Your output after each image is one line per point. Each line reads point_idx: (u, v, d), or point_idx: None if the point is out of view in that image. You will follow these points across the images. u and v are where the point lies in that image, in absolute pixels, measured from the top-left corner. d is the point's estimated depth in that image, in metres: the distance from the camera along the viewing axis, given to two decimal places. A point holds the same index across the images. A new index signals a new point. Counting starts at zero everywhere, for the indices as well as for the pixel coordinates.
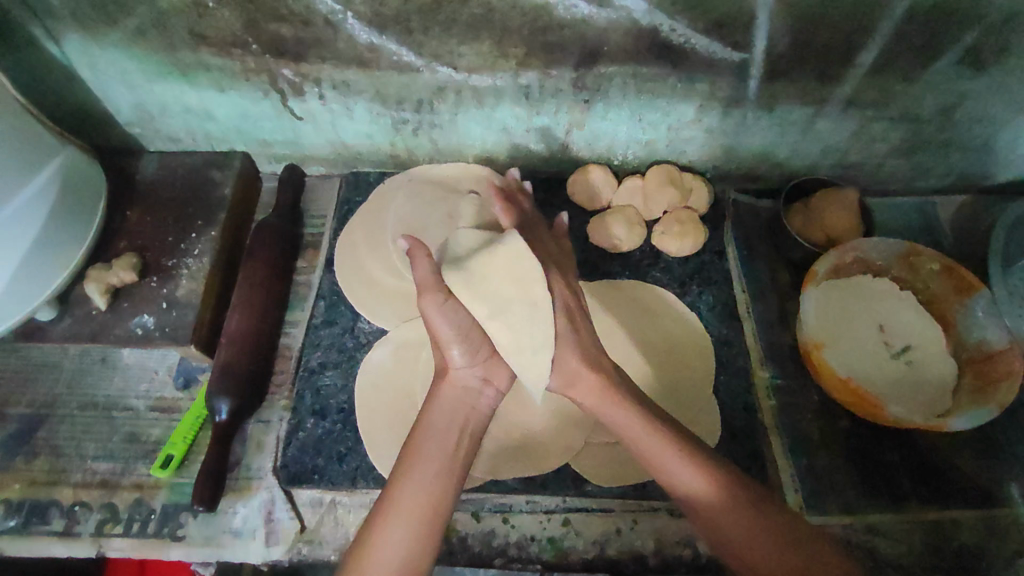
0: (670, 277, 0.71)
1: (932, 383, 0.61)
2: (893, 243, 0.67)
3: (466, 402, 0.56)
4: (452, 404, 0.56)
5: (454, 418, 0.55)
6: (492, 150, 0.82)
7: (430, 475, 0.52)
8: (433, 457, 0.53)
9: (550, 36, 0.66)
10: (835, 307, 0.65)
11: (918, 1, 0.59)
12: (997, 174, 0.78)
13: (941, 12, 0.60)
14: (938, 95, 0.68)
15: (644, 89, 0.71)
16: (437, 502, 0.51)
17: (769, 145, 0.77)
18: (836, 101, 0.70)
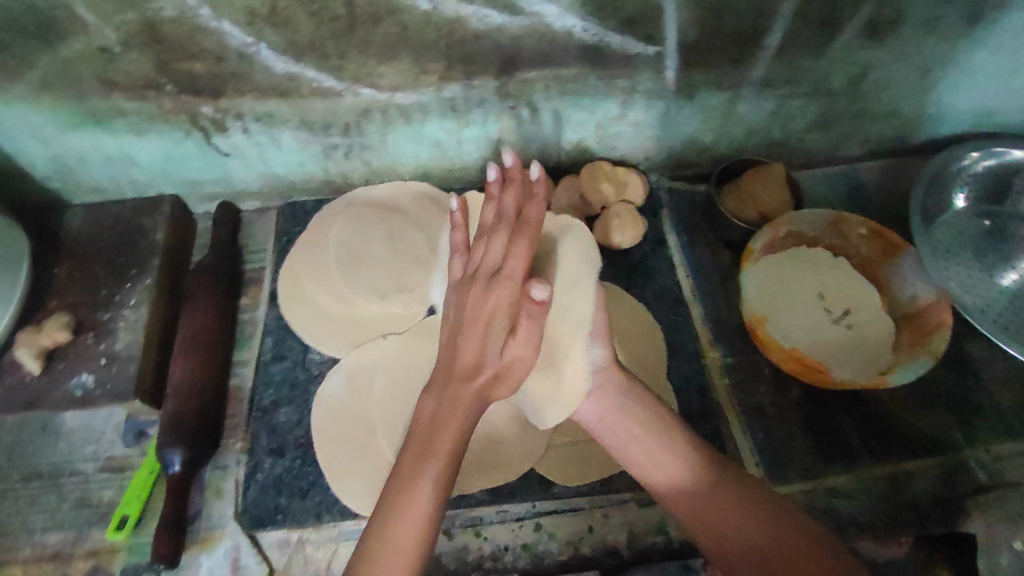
0: (614, 271, 0.78)
1: (873, 340, 0.72)
2: (823, 214, 0.79)
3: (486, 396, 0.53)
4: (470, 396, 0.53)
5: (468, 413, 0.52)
6: (427, 166, 0.82)
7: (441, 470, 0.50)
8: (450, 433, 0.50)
9: (468, 47, 0.66)
10: (777, 283, 0.76)
11: None
12: (903, 138, 0.90)
13: None
14: (843, 68, 0.77)
15: (567, 89, 0.73)
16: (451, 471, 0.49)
17: (695, 134, 0.83)
18: (751, 84, 0.77)
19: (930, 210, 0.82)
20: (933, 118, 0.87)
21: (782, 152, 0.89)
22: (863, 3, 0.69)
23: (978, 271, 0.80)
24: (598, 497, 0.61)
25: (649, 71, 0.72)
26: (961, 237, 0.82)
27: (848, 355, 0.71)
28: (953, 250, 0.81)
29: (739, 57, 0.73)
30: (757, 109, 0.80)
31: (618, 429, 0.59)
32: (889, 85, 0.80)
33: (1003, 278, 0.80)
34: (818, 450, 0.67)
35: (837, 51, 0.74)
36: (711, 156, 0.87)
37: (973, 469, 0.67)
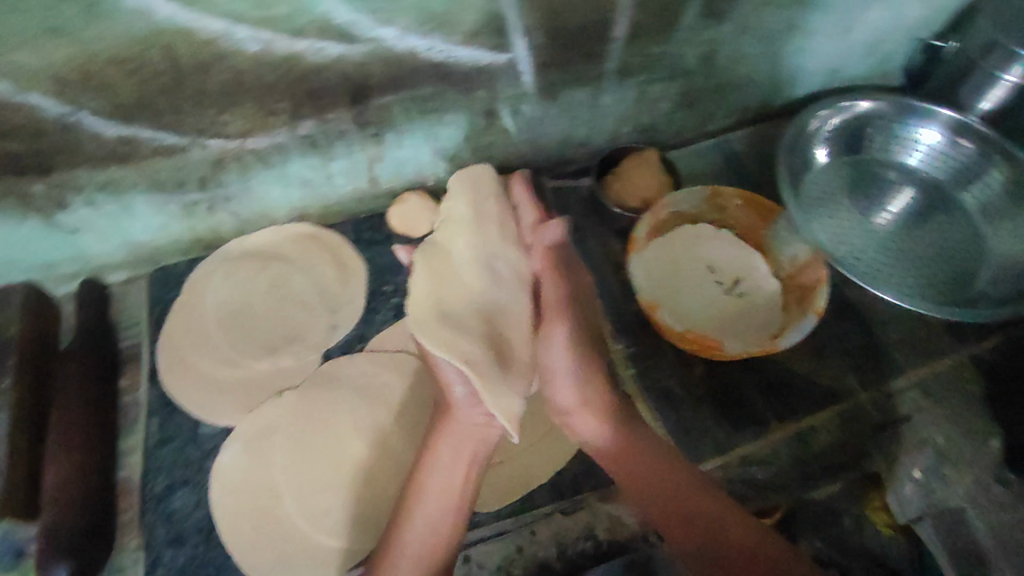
0: None
1: (762, 305, 0.75)
2: (700, 191, 0.81)
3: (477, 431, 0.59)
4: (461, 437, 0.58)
5: (456, 457, 0.57)
6: (302, 207, 0.79)
7: (444, 499, 0.55)
8: (438, 479, 0.56)
9: (313, 81, 0.63)
10: (665, 265, 0.77)
11: None
12: (763, 103, 0.94)
13: None
14: (693, 48, 0.79)
15: (428, 107, 0.72)
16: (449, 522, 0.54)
17: (567, 131, 0.83)
18: (609, 76, 0.78)
19: (796, 166, 0.86)
20: (785, 82, 0.92)
21: (656, 135, 0.91)
22: None
23: (850, 219, 0.86)
24: (523, 514, 0.61)
25: (507, 79, 0.72)
26: (831, 189, 0.88)
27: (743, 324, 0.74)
28: (825, 202, 0.87)
29: (592, 52, 0.73)
30: (621, 99, 0.82)
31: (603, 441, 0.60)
32: (739, 56, 0.84)
33: (873, 221, 0.86)
34: (729, 424, 0.69)
35: (685, 33, 0.76)
36: (588, 149, 0.88)
37: (866, 410, 0.71)
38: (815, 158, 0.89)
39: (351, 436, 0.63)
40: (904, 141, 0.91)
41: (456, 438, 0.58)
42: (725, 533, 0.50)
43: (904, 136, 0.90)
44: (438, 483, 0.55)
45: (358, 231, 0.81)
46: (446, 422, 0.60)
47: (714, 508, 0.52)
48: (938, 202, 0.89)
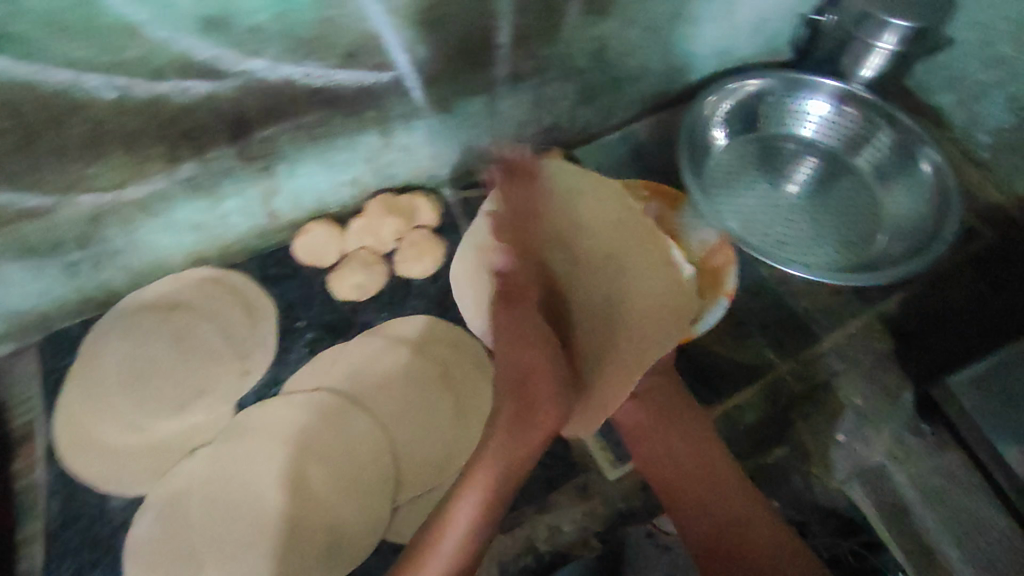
0: (427, 300, 0.75)
1: None
2: None
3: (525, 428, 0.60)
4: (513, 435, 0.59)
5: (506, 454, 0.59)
6: (199, 251, 0.75)
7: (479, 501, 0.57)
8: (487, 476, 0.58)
9: (184, 122, 0.60)
10: None
11: None
12: (660, 90, 0.95)
13: None
14: (582, 45, 0.79)
15: (316, 134, 0.69)
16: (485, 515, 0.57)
17: (468, 141, 0.82)
18: (502, 82, 0.77)
19: (696, 147, 0.87)
20: (678, 68, 0.93)
21: (560, 134, 0.91)
22: None
23: (752, 197, 0.88)
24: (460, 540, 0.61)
25: (395, 97, 0.70)
26: (733, 169, 0.91)
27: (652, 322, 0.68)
28: (727, 183, 0.89)
29: (479, 61, 0.72)
30: (518, 104, 0.81)
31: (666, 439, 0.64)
32: (629, 49, 0.84)
33: (775, 195, 0.89)
34: None
35: (572, 31, 0.76)
36: (493, 156, 0.87)
37: (789, 381, 0.73)
38: (713, 142, 0.91)
39: (269, 487, 0.61)
40: (796, 114, 0.94)
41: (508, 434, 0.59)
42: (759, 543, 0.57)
43: (794, 109, 0.94)
44: (502, 464, 0.58)
45: (264, 268, 0.78)
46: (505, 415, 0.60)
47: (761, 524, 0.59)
48: (835, 169, 0.92)
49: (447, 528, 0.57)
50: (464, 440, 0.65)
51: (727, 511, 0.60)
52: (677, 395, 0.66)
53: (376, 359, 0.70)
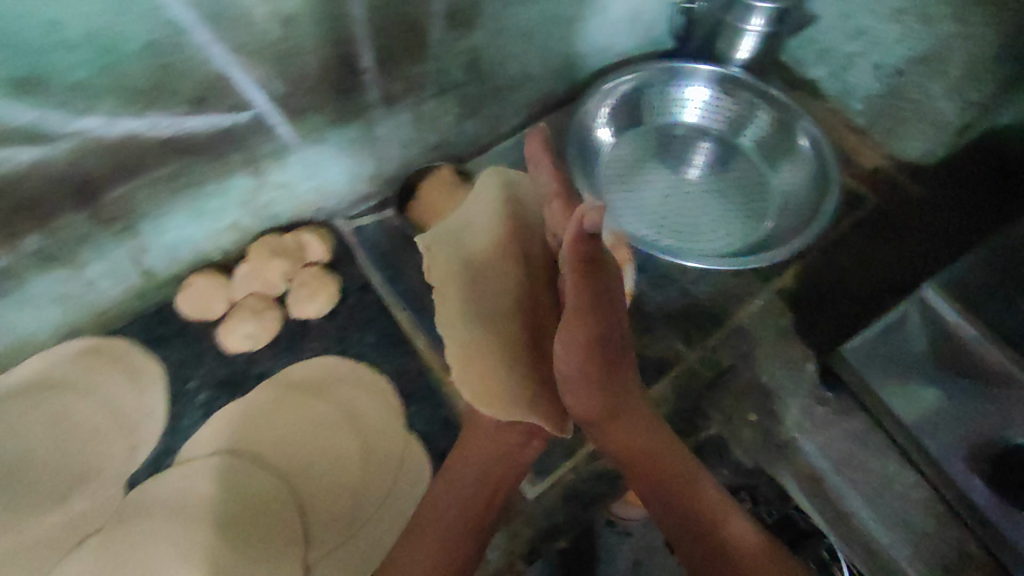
0: (326, 340, 0.74)
1: None
2: None
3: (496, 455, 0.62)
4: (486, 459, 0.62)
5: (477, 479, 0.62)
6: (69, 323, 0.69)
7: (440, 528, 0.59)
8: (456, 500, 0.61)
9: (19, 194, 0.55)
10: None
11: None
12: (547, 91, 0.95)
13: None
14: (455, 59, 0.77)
15: (177, 185, 0.65)
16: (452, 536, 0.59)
17: (353, 168, 0.80)
18: (376, 106, 0.74)
19: (581, 149, 0.88)
20: (561, 69, 0.93)
21: (451, 148, 0.90)
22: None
23: (646, 191, 0.89)
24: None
25: (260, 136, 0.67)
26: (626, 165, 0.92)
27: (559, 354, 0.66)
28: (623, 180, 0.90)
29: (346, 89, 0.69)
30: (398, 125, 0.79)
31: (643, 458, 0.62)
32: (506, 56, 0.83)
33: (670, 186, 0.90)
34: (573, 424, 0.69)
35: (441, 46, 0.73)
36: (381, 179, 0.84)
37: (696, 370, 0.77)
38: (601, 142, 0.92)
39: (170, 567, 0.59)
40: (678, 102, 0.95)
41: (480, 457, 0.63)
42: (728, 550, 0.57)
43: (675, 98, 0.95)
44: (474, 469, 0.62)
45: (148, 329, 0.73)
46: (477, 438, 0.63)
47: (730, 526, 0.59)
48: (724, 153, 0.94)
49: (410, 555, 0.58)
50: (376, 482, 0.66)
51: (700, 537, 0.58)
52: (634, 404, 0.62)
53: (278, 406, 0.69)
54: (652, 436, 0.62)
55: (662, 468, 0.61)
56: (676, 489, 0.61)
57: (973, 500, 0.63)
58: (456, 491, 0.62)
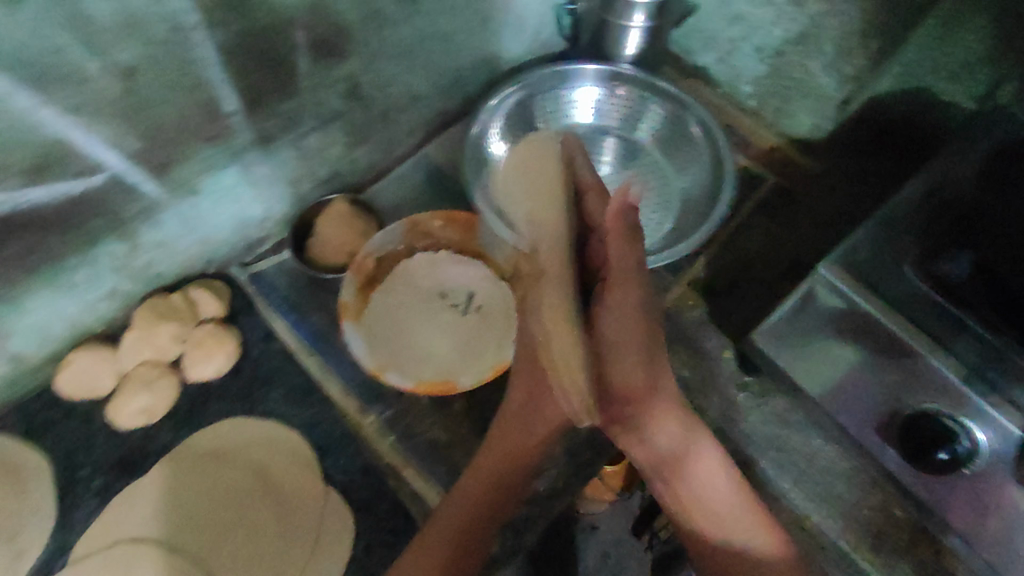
0: (230, 400, 0.71)
1: (492, 321, 0.76)
2: (395, 227, 0.80)
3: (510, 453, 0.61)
4: (501, 453, 0.62)
5: (486, 478, 0.61)
6: None
7: (444, 533, 0.59)
8: (463, 503, 0.61)
9: None
10: (387, 320, 0.75)
11: (221, 37, 0.58)
12: (439, 107, 0.93)
13: (251, 34, 0.60)
14: (332, 88, 0.73)
15: (32, 260, 0.59)
16: (456, 535, 0.59)
17: (239, 214, 0.75)
18: (252, 148, 0.70)
19: (480, 162, 0.86)
20: (450, 83, 0.91)
21: (347, 178, 0.87)
22: (295, 31, 0.64)
23: None
24: None
25: (123, 197, 0.62)
26: None
27: (465, 357, 0.73)
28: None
29: (213, 134, 0.65)
30: (282, 163, 0.75)
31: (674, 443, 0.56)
32: (388, 78, 0.80)
33: None
34: None
35: (313, 78, 0.70)
36: (274, 221, 0.80)
37: None
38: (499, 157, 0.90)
39: None
40: (567, 106, 0.95)
41: (495, 455, 0.62)
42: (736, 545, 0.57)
43: (563, 103, 0.94)
44: (484, 471, 0.62)
45: (29, 416, 0.68)
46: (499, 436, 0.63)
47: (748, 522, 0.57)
48: (626, 148, 0.94)
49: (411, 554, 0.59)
50: (296, 544, 0.64)
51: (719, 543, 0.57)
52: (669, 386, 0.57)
53: (221, 467, 0.67)
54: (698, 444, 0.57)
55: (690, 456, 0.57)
56: (699, 477, 0.57)
57: (886, 465, 0.65)
58: (457, 506, 0.60)
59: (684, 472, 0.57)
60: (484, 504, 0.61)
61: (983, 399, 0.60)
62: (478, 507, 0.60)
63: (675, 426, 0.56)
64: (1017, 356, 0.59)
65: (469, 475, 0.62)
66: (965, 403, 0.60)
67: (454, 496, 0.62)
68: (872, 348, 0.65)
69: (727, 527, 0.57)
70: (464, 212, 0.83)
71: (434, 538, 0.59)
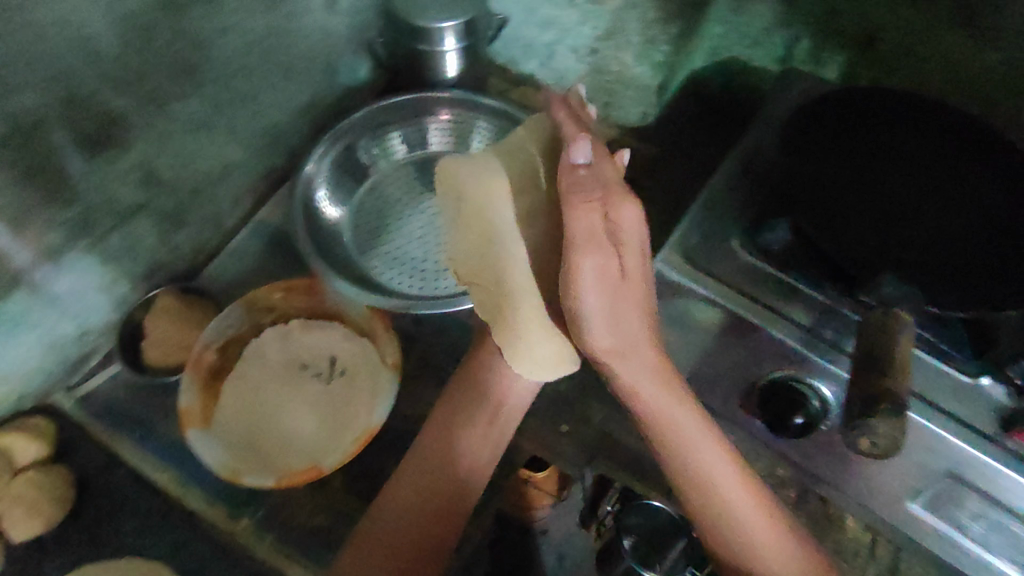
0: (77, 546, 0.66)
1: (356, 383, 0.73)
2: (231, 311, 0.76)
3: (459, 428, 0.66)
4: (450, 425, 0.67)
5: (431, 456, 0.65)
6: None
7: (400, 517, 0.61)
8: (411, 486, 0.63)
9: None
10: (242, 414, 0.71)
11: None
12: (263, 167, 0.88)
13: None
14: (123, 181, 0.67)
15: None
16: (410, 523, 0.61)
17: (45, 336, 0.68)
18: (39, 266, 0.63)
19: (313, 221, 0.83)
20: (266, 141, 0.86)
21: (174, 265, 0.81)
22: (49, 133, 0.57)
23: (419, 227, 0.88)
24: None
25: None
26: (380, 208, 0.90)
27: (332, 430, 0.70)
28: (381, 228, 0.88)
29: None
30: (85, 272, 0.68)
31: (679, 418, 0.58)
32: (188, 154, 0.75)
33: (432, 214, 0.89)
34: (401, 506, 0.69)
35: (94, 176, 0.64)
36: (93, 333, 0.73)
37: None
38: (333, 220, 0.86)
39: None
40: (390, 141, 0.93)
41: (445, 437, 0.66)
42: (749, 542, 0.57)
43: (386, 138, 0.93)
44: (428, 462, 0.65)
45: None
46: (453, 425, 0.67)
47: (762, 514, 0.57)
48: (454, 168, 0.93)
49: (367, 549, 0.60)
50: None
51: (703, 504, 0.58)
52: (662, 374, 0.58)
53: None
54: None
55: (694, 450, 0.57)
56: (719, 472, 0.57)
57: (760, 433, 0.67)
58: (416, 475, 0.64)
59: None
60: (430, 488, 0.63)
61: (823, 355, 0.63)
62: (429, 490, 0.63)
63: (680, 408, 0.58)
64: (842, 309, 0.64)
65: (411, 462, 0.65)
66: (809, 363, 0.64)
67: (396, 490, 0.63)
68: (726, 323, 0.66)
69: (728, 519, 0.57)
70: (303, 277, 0.80)
71: (389, 524, 0.61)
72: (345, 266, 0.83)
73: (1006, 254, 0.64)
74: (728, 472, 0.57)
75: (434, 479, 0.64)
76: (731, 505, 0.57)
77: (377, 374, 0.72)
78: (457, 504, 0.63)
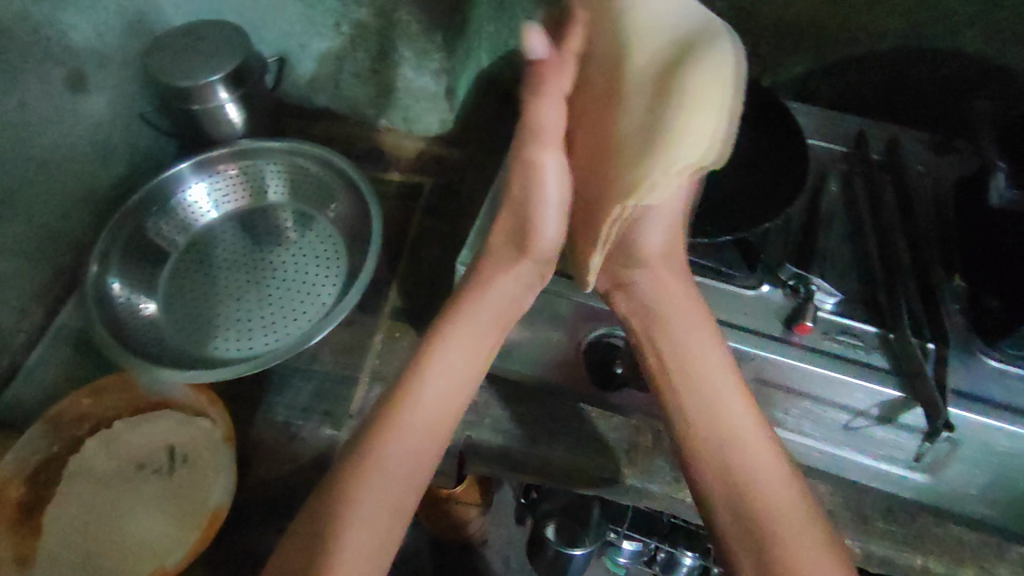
0: None
1: (200, 469, 0.68)
2: (31, 435, 0.68)
3: (419, 448, 0.62)
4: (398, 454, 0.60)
5: (351, 500, 0.58)
6: None
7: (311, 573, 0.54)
8: (328, 537, 0.56)
9: None
10: (74, 540, 0.66)
11: None
12: (46, 273, 0.81)
13: None
14: None
15: None
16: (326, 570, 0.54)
17: None
18: None
19: (112, 317, 0.77)
20: (40, 247, 0.80)
21: None
22: None
23: (238, 286, 0.85)
24: None
25: None
26: (190, 279, 0.86)
27: (178, 527, 0.66)
28: (196, 298, 0.84)
29: None
30: None
31: (698, 353, 0.61)
32: None
33: (254, 268, 0.87)
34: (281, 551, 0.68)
35: None
36: None
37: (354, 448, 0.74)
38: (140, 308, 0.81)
39: None
40: (185, 214, 0.89)
41: (379, 471, 0.59)
42: (755, 495, 0.57)
43: (180, 209, 0.89)
44: (333, 508, 0.58)
45: None
46: (376, 456, 0.60)
47: (781, 466, 0.58)
48: (261, 219, 0.91)
49: None
50: None
51: (716, 429, 0.59)
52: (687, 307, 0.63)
53: None
54: (675, 296, 0.63)
55: (716, 389, 0.60)
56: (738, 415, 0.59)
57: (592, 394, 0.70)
58: (320, 526, 0.56)
59: (664, 316, 0.63)
60: (354, 530, 0.57)
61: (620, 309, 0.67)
62: (354, 533, 0.57)
63: (694, 344, 0.61)
64: None
65: (323, 511, 0.58)
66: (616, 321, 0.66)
67: (306, 548, 0.56)
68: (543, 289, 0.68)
69: (738, 469, 0.58)
70: (116, 372, 0.74)
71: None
72: (162, 351, 0.77)
73: (762, 177, 0.71)
74: (747, 416, 0.59)
75: (349, 522, 0.57)
76: (740, 447, 0.58)
77: (215, 455, 0.68)
78: (393, 533, 0.58)
